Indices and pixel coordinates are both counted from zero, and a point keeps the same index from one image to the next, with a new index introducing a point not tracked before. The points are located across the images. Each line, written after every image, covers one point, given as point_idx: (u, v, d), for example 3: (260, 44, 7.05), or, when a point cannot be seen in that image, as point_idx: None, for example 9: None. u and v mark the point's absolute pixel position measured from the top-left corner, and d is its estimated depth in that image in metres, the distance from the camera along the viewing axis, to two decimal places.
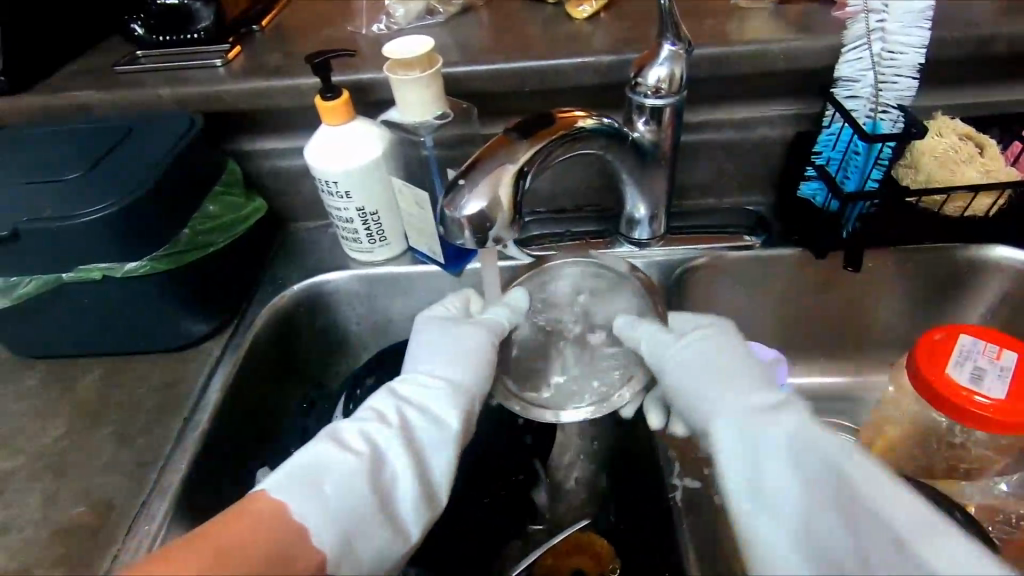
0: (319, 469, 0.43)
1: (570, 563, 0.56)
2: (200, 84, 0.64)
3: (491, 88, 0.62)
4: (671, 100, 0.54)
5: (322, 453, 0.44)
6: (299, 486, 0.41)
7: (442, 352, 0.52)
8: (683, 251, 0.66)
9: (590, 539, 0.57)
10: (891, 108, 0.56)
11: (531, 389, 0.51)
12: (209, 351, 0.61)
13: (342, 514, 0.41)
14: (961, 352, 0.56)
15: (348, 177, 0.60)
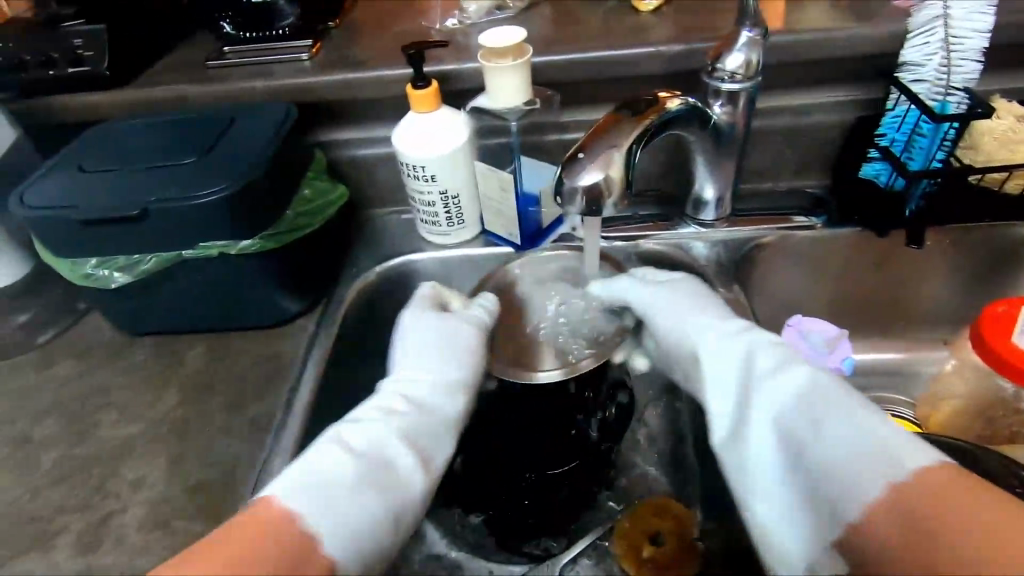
0: (320, 469, 0.44)
1: (649, 526, 0.59)
2: (289, 77, 0.68)
3: (567, 77, 0.65)
4: (747, 85, 0.57)
5: (333, 454, 0.45)
6: (312, 488, 0.43)
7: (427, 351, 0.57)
8: (750, 231, 0.69)
9: (668, 504, 0.61)
10: (960, 89, 0.59)
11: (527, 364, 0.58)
12: (304, 327, 0.65)
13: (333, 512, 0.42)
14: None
15: (435, 162, 0.63)
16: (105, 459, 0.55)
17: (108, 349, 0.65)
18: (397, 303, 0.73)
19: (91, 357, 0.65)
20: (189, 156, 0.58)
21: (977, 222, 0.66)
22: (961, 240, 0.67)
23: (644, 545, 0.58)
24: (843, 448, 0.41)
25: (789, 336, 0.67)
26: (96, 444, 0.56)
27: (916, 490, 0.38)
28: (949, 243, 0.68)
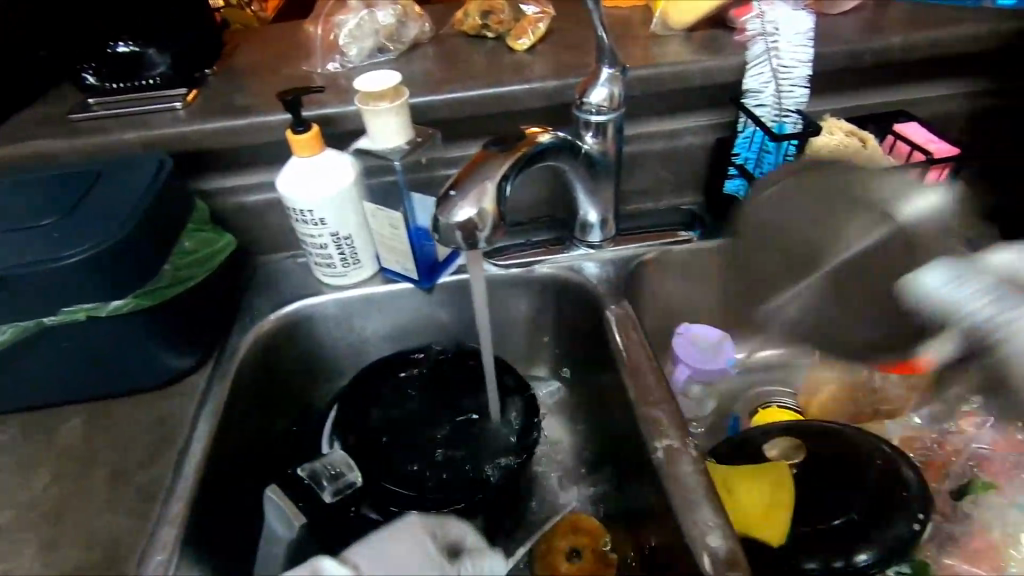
0: None
1: (567, 541, 0.60)
2: (163, 127, 0.66)
3: (451, 115, 0.67)
4: (613, 115, 0.62)
5: None
6: None
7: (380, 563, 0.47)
8: (633, 250, 0.74)
9: (581, 519, 0.63)
10: (793, 111, 0.67)
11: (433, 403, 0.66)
12: (194, 385, 0.61)
13: None
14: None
15: (322, 206, 0.63)
16: None
17: None
18: (297, 349, 0.71)
19: None
20: (49, 215, 0.54)
21: None
22: None
23: (562, 563, 0.59)
24: None
25: (678, 343, 0.72)
26: None
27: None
28: None
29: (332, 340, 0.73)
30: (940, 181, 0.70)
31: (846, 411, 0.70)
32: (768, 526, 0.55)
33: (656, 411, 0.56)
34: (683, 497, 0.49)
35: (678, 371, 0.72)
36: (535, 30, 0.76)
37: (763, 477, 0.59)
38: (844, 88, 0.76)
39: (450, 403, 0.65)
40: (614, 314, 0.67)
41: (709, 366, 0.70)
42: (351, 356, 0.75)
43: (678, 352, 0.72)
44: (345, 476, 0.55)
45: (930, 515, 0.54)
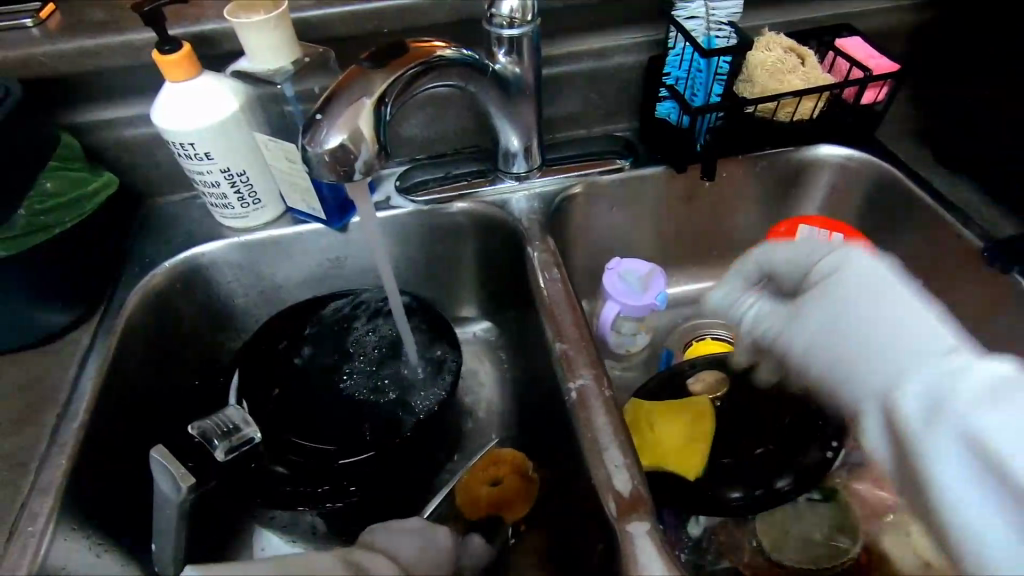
0: None
1: (486, 473, 0.59)
2: (9, 48, 0.57)
3: (348, 32, 0.59)
4: (526, 29, 0.56)
5: None
6: None
7: None
8: (561, 181, 0.69)
9: (502, 454, 0.61)
10: (725, 25, 0.61)
11: (343, 352, 0.61)
12: (77, 341, 0.56)
13: None
14: (739, 304, 0.57)
15: (205, 138, 0.56)
16: None
17: None
18: (202, 299, 0.66)
19: None
20: None
21: (763, 150, 0.71)
22: (752, 170, 0.72)
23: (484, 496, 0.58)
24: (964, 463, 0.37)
25: (608, 278, 0.69)
26: None
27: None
28: (742, 173, 0.72)
29: (240, 288, 0.68)
30: (878, 100, 0.67)
31: None
32: (684, 459, 0.53)
33: (571, 351, 0.53)
34: (594, 440, 0.48)
35: (608, 308, 0.69)
36: None
37: (680, 413, 0.56)
38: None
39: (365, 350, 0.62)
40: (536, 252, 0.63)
41: (638, 302, 0.67)
42: (263, 305, 0.70)
43: (607, 288, 0.69)
44: (240, 432, 0.49)
45: (844, 443, 0.53)
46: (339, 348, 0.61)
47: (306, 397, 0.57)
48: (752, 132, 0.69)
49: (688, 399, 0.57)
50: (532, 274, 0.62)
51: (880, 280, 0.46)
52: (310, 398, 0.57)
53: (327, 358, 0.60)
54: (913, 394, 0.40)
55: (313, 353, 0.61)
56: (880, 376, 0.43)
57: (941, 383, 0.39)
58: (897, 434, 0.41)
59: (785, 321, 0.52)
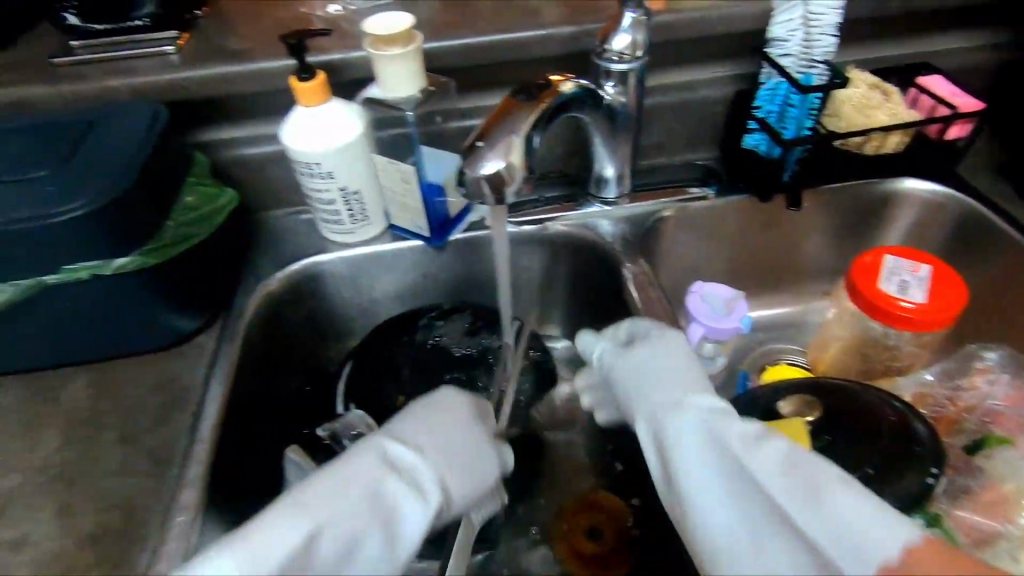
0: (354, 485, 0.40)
1: (586, 521, 0.60)
2: (155, 73, 0.62)
3: (460, 62, 0.64)
4: (633, 66, 0.59)
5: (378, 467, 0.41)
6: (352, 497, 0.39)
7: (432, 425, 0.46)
8: (648, 206, 0.72)
9: (598, 497, 0.61)
10: (820, 62, 0.64)
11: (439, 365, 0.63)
12: (203, 345, 0.60)
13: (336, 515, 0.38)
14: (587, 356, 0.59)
15: (331, 158, 0.59)
16: None
17: None
18: (306, 310, 0.70)
19: None
20: (41, 168, 0.51)
21: (845, 182, 0.73)
22: (833, 200, 0.74)
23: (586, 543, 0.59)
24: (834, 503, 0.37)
25: (691, 301, 0.71)
26: None
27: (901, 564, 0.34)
28: (821, 203, 0.74)
29: (340, 299, 0.71)
30: (960, 137, 0.70)
31: (855, 367, 0.70)
32: None
33: None
34: None
35: (693, 329, 0.70)
36: None
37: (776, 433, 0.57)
38: (866, 37, 0.74)
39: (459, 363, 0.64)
40: (631, 272, 0.66)
41: (723, 324, 0.69)
42: (358, 316, 0.74)
43: (690, 309, 0.71)
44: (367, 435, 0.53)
45: (944, 471, 0.53)
46: (435, 361, 0.63)
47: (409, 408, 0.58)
48: (836, 165, 0.71)
49: (783, 420, 0.59)
50: (628, 294, 0.65)
51: (670, 360, 0.51)
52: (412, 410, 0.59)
53: (424, 370, 0.62)
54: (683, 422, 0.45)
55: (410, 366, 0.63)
56: (648, 416, 0.48)
57: (713, 424, 0.43)
58: (721, 473, 0.41)
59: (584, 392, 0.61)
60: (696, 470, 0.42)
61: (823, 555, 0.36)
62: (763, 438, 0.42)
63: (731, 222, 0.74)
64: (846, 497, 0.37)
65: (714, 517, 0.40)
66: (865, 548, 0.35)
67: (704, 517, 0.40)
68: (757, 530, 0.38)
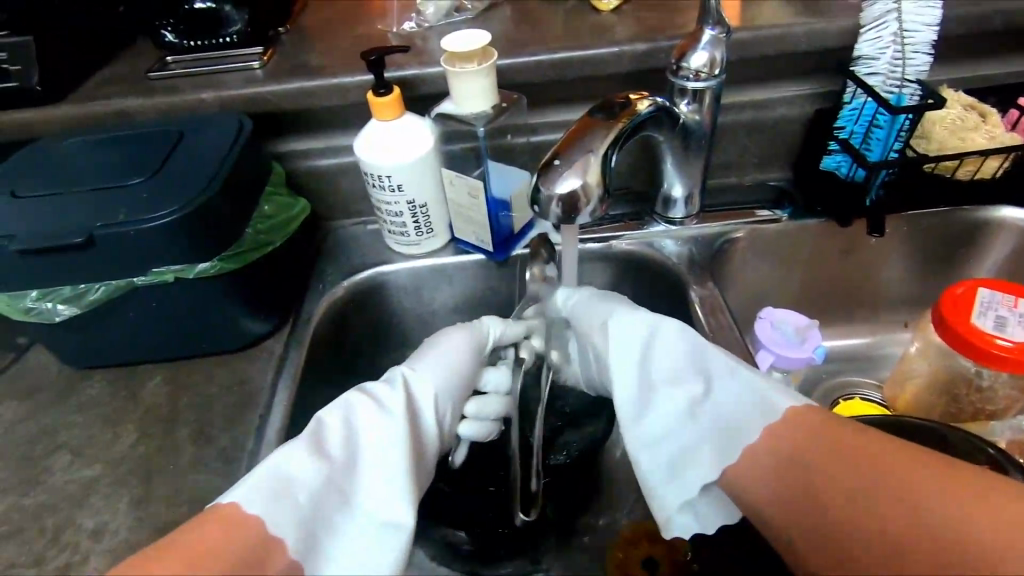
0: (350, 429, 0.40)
1: (640, 548, 0.56)
2: (241, 87, 0.65)
3: (532, 79, 0.64)
4: (711, 83, 0.57)
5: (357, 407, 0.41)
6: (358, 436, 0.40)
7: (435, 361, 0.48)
8: (717, 228, 0.70)
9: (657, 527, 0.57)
10: (913, 81, 0.61)
11: None
12: (272, 349, 0.62)
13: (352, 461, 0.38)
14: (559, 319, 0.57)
15: (402, 171, 0.60)
16: (61, 505, 0.52)
17: (55, 387, 0.61)
18: (368, 319, 0.71)
19: (39, 395, 0.61)
20: (136, 175, 0.54)
21: (933, 208, 0.69)
22: (918, 228, 0.70)
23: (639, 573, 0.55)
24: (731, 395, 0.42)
25: (761, 328, 0.68)
26: (50, 491, 0.53)
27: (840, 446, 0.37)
28: (905, 229, 0.70)
29: (401, 309, 0.72)
30: None
31: (940, 406, 0.65)
32: None
33: None
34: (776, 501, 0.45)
35: (761, 357, 0.67)
36: None
37: None
38: (961, 54, 0.69)
39: None
40: (697, 295, 0.64)
41: (795, 353, 0.65)
42: (417, 327, 0.74)
43: (759, 336, 0.68)
44: None
45: None
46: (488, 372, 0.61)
47: None
48: (922, 191, 0.67)
49: None
50: (694, 318, 0.63)
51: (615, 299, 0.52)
52: None
53: None
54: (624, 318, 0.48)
55: None
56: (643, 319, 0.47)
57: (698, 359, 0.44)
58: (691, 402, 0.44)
59: (558, 363, 0.57)
60: (655, 417, 0.44)
61: (732, 455, 0.41)
62: (689, 359, 0.45)
63: (805, 246, 0.71)
64: (735, 386, 0.42)
65: (625, 409, 0.45)
66: (745, 429, 0.41)
67: (625, 411, 0.45)
68: (645, 442, 0.44)
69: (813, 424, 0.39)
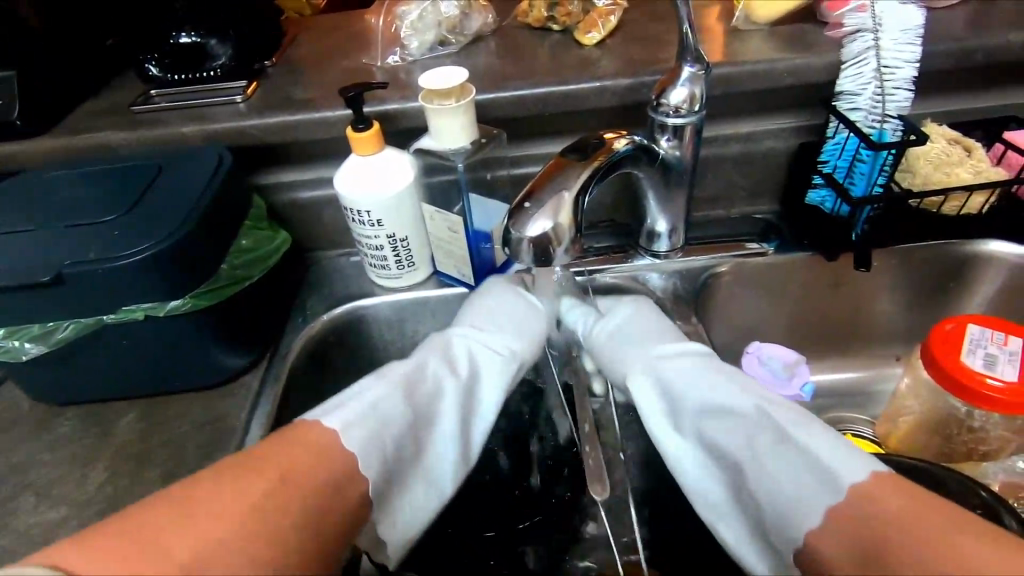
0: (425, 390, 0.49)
1: None
2: (223, 120, 0.65)
3: (514, 113, 0.64)
4: (692, 119, 0.57)
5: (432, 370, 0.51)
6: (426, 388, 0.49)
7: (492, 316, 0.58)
8: (703, 261, 0.69)
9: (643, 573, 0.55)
10: (894, 117, 0.60)
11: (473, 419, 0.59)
12: (248, 385, 0.61)
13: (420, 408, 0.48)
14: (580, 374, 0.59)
15: (381, 206, 0.60)
16: (23, 551, 0.50)
17: (27, 422, 0.60)
18: (349, 352, 0.70)
19: (9, 432, 0.59)
20: (111, 212, 0.53)
21: (921, 241, 0.68)
22: (906, 261, 0.69)
23: None
24: (773, 463, 0.42)
25: (749, 364, 0.66)
26: (12, 535, 0.51)
27: (862, 513, 0.37)
28: (893, 262, 0.69)
29: (384, 342, 0.71)
30: None
31: (933, 446, 0.63)
32: None
33: None
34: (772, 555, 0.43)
35: None
36: (606, 23, 0.70)
37: None
38: (946, 88, 0.69)
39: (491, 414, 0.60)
40: (682, 331, 0.63)
41: (785, 390, 0.64)
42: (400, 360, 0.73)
43: (748, 372, 0.66)
44: None
45: None
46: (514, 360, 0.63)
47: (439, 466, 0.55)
48: (908, 226, 0.67)
49: None
50: None
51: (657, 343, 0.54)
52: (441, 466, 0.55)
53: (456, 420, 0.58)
54: (646, 383, 0.51)
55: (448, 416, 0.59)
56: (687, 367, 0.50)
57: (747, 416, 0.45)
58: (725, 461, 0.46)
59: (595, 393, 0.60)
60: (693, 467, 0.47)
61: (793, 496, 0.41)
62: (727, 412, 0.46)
63: (792, 279, 0.70)
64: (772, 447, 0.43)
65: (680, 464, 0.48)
66: (802, 501, 0.40)
67: (695, 484, 0.47)
68: (718, 512, 0.46)
69: (878, 489, 0.38)
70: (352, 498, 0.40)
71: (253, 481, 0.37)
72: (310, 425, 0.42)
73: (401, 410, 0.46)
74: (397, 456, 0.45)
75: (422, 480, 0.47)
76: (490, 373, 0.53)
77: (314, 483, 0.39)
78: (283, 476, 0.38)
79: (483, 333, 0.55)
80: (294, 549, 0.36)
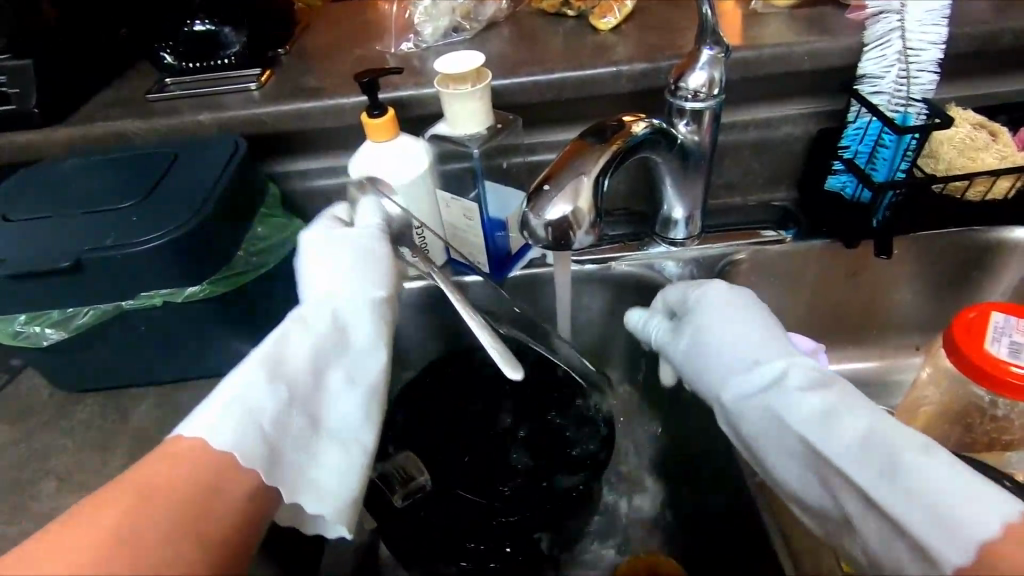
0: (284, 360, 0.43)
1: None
2: (237, 108, 0.65)
3: (529, 99, 0.63)
4: (710, 103, 0.56)
5: (272, 336, 0.44)
6: (270, 361, 0.42)
7: (331, 272, 0.49)
8: (720, 250, 0.68)
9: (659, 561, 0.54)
10: (918, 101, 0.59)
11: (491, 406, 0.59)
12: None
13: (297, 388, 0.42)
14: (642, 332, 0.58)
15: (396, 194, 0.59)
16: None
17: (47, 410, 0.61)
18: None
19: (29, 419, 0.60)
20: (127, 199, 0.54)
21: (942, 229, 0.67)
22: (927, 249, 0.68)
23: None
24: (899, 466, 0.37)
25: None
26: (33, 519, 0.52)
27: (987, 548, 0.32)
28: (914, 250, 0.68)
29: (398, 332, 0.71)
30: None
31: (954, 436, 0.62)
32: None
33: None
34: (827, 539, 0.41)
35: None
36: (622, 8, 0.69)
37: None
38: (969, 72, 0.68)
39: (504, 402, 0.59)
40: None
41: None
42: (415, 349, 0.73)
43: None
44: (414, 480, 0.51)
45: None
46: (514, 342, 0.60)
47: (456, 453, 0.55)
48: (932, 212, 0.65)
49: None
50: None
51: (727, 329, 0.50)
52: (459, 455, 0.55)
53: (475, 409, 0.58)
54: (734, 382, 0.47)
55: (466, 404, 0.59)
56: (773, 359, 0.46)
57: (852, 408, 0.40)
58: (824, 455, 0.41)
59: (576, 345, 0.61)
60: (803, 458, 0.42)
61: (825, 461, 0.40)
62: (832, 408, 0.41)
63: (809, 268, 0.69)
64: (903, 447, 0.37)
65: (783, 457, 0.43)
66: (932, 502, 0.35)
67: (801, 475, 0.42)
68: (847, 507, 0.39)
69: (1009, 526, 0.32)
70: (248, 491, 0.36)
71: (94, 516, 0.33)
72: (177, 438, 0.37)
73: (274, 393, 0.40)
74: (280, 430, 0.39)
75: (322, 438, 0.42)
76: (362, 327, 0.47)
77: (169, 482, 0.35)
78: (127, 498, 0.33)
79: (337, 288, 0.48)
80: (185, 544, 0.33)
